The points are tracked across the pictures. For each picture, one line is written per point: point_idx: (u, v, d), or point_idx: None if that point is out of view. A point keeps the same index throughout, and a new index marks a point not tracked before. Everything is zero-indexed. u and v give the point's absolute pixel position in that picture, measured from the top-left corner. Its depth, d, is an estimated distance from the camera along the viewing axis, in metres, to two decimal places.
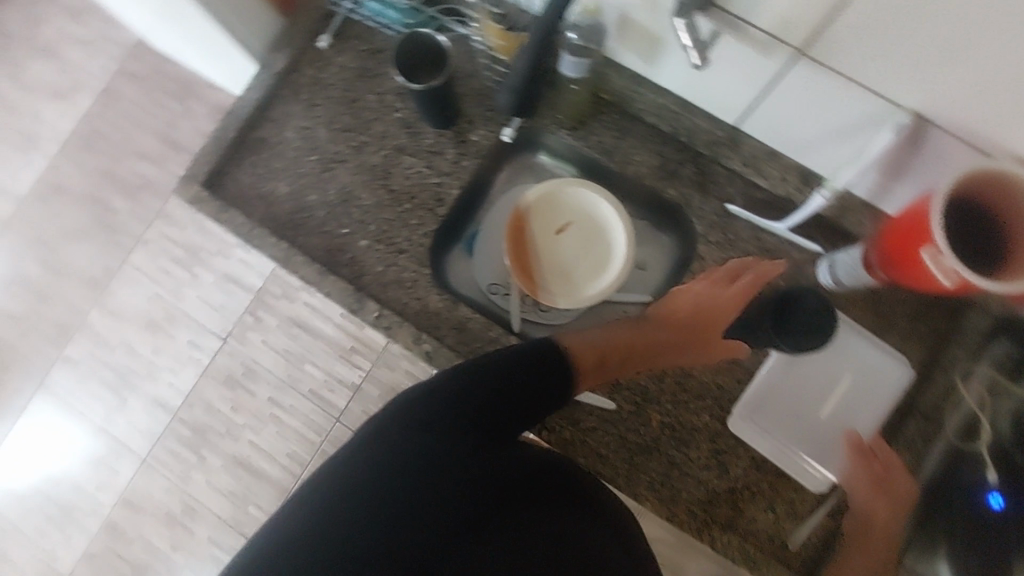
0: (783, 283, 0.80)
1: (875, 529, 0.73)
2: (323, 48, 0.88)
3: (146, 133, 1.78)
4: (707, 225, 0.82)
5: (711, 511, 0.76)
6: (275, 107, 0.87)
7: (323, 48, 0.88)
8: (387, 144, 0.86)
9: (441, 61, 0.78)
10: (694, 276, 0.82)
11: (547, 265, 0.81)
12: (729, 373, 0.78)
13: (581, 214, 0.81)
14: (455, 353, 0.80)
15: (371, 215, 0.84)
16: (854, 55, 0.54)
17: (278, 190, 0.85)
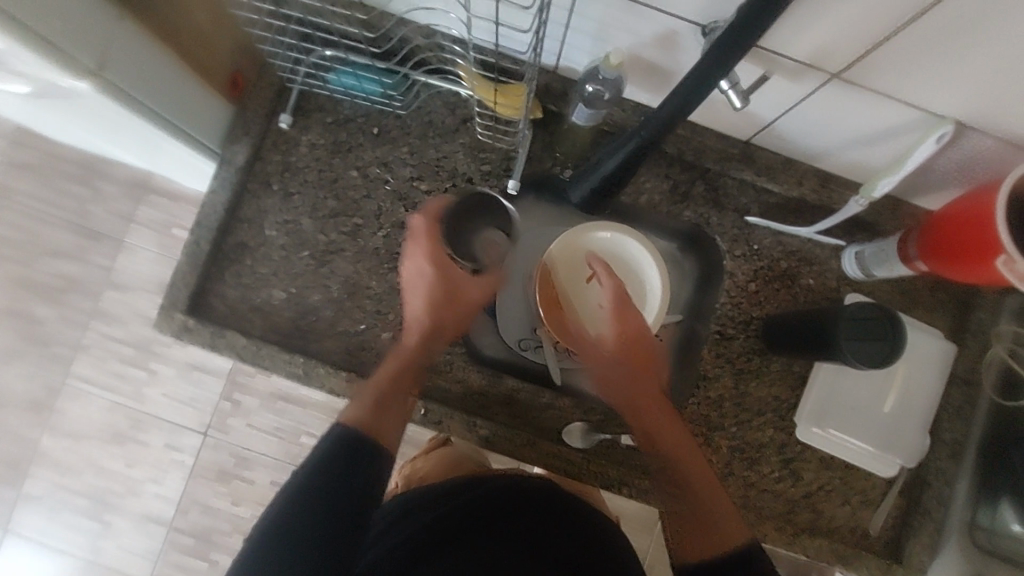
0: (813, 282, 0.80)
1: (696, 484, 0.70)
2: (286, 129, 0.78)
3: (55, 226, 1.56)
4: (729, 239, 0.80)
5: (793, 522, 0.77)
6: (248, 205, 0.78)
7: (285, 129, 0.78)
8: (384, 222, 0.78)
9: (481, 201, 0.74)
10: (729, 293, 0.80)
11: (586, 317, 0.78)
12: (783, 383, 0.79)
13: (608, 256, 0.78)
14: (510, 429, 0.75)
15: (386, 304, 0.78)
16: (889, 79, 0.55)
17: (275, 296, 0.77)
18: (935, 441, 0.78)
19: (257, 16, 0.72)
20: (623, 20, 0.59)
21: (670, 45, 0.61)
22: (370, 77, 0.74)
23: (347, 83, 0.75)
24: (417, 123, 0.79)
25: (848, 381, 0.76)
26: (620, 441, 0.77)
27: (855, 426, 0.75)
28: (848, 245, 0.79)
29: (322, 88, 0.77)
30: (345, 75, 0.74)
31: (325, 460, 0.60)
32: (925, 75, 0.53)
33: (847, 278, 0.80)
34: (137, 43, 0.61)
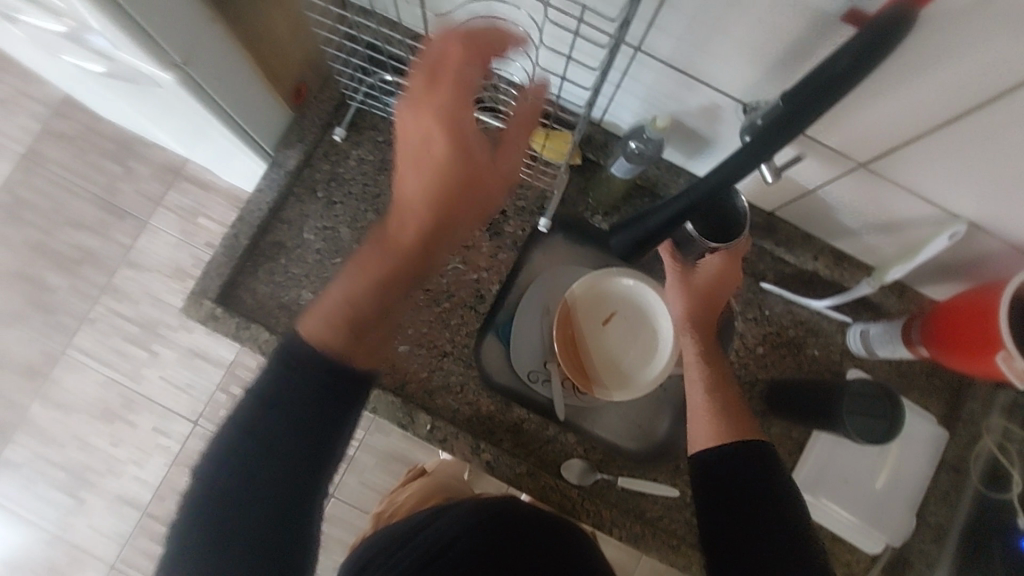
0: (817, 353, 0.83)
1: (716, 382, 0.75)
2: (339, 141, 0.82)
3: (83, 198, 1.60)
4: (743, 302, 0.84)
5: None
6: (291, 207, 0.81)
7: (338, 141, 0.82)
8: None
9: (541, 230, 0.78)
10: (738, 353, 0.83)
11: (598, 357, 0.79)
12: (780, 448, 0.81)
13: (626, 301, 0.80)
14: (513, 457, 0.77)
15: (408, 318, 0.80)
16: (913, 173, 0.59)
17: (303, 297, 0.79)
18: (922, 525, 0.79)
19: (331, 36, 0.77)
20: (673, 89, 0.64)
21: (715, 119, 0.65)
22: None
23: None
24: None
25: (840, 454, 0.78)
26: (616, 484, 0.78)
27: (843, 499, 0.77)
28: (854, 322, 0.83)
29: (381, 109, 0.81)
30: None
31: (282, 400, 0.56)
32: (947, 175, 0.57)
33: (850, 353, 0.83)
34: (224, 51, 0.65)
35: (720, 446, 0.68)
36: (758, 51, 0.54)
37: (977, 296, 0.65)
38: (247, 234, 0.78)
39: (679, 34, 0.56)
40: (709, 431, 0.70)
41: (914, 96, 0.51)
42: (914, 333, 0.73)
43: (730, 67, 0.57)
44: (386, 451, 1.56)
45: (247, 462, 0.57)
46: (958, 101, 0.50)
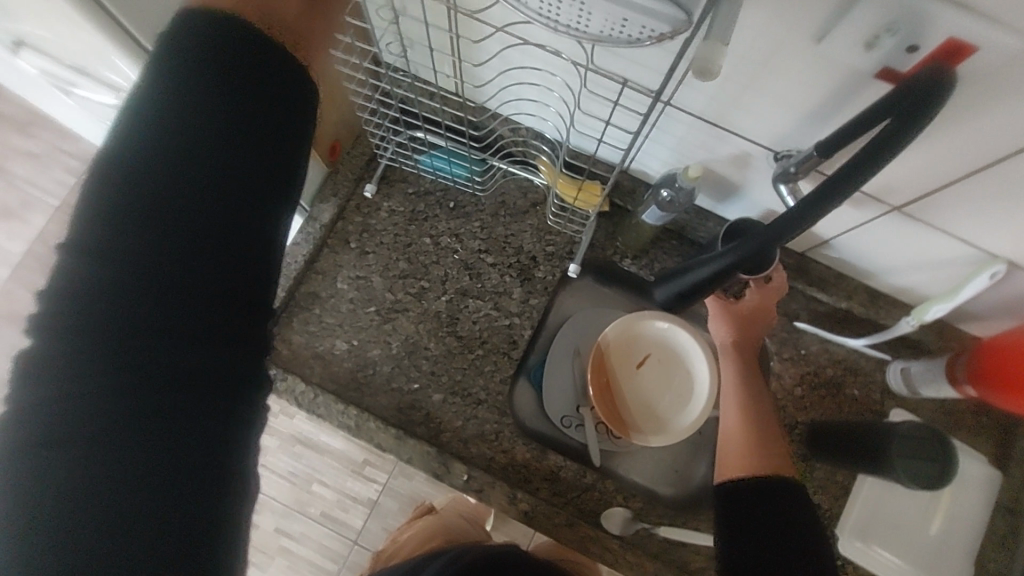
0: (857, 394, 0.82)
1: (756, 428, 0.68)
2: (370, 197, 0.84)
3: None
4: (777, 342, 0.83)
5: None
6: (324, 258, 0.82)
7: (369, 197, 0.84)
8: (450, 288, 0.82)
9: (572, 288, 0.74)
10: (775, 394, 0.82)
11: (633, 402, 0.78)
12: (826, 493, 0.78)
13: (659, 344, 0.80)
14: (550, 507, 0.75)
15: (441, 366, 0.80)
16: (949, 217, 0.59)
17: (337, 346, 0.80)
18: None
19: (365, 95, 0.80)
20: (702, 140, 0.65)
21: (745, 167, 0.66)
22: (459, 161, 0.80)
23: (436, 163, 0.81)
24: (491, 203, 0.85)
25: (890, 498, 0.76)
26: (656, 534, 0.76)
27: (897, 547, 0.74)
28: (893, 361, 0.82)
29: (411, 164, 0.84)
30: (437, 157, 0.80)
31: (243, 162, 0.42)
32: (986, 220, 0.57)
33: (892, 393, 0.82)
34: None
35: (739, 484, 0.61)
36: (791, 105, 0.55)
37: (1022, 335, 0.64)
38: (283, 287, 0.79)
39: (708, 89, 0.57)
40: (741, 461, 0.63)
41: (952, 145, 0.51)
42: (960, 367, 0.71)
43: (762, 120, 0.58)
44: (411, 495, 1.53)
45: (144, 212, 0.39)
46: (996, 150, 0.50)
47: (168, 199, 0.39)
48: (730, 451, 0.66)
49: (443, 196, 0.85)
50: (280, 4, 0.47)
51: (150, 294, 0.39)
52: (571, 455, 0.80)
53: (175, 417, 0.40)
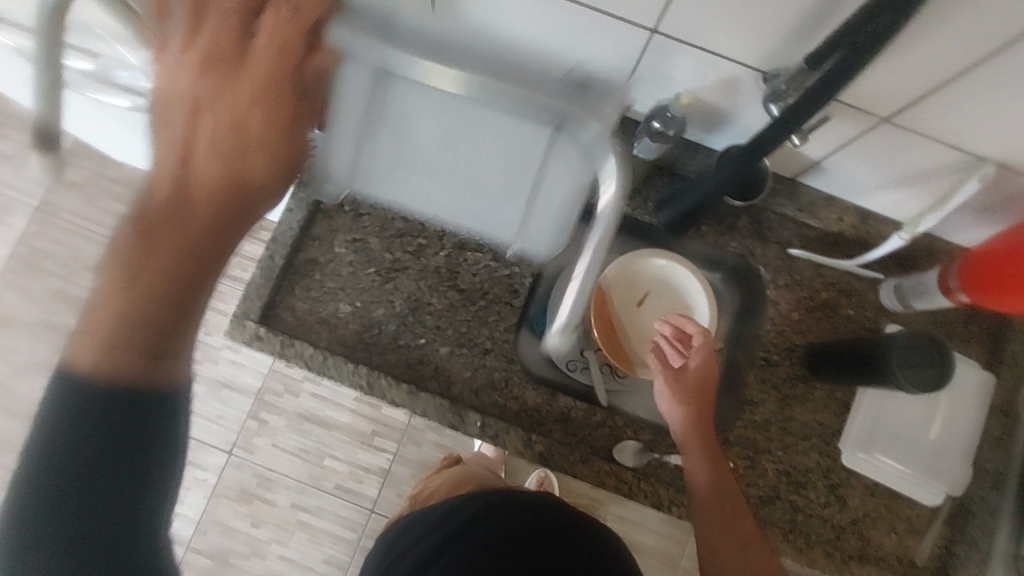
0: (852, 313, 0.84)
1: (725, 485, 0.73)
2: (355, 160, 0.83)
3: (95, 242, 1.61)
4: (773, 270, 0.84)
5: (842, 548, 0.78)
6: (319, 223, 0.82)
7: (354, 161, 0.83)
8: (448, 243, 0.82)
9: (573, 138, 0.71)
10: (774, 321, 0.84)
11: (637, 340, 0.80)
12: (828, 410, 0.81)
13: (657, 281, 0.81)
14: (565, 446, 0.77)
15: (445, 321, 0.80)
16: (936, 122, 0.60)
17: (341, 309, 0.80)
18: (977, 471, 0.80)
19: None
20: (688, 67, 0.66)
21: (732, 91, 0.66)
22: None
23: None
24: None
25: (890, 409, 0.79)
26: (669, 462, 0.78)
27: (898, 453, 0.78)
28: (885, 278, 0.84)
29: None
30: None
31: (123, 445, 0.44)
32: (974, 121, 0.58)
33: (886, 310, 0.84)
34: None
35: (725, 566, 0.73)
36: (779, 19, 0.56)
37: (1003, 240, 0.67)
38: (281, 258, 0.79)
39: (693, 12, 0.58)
40: (728, 547, 0.73)
41: (937, 45, 0.52)
42: (949, 279, 0.74)
43: (747, 40, 0.59)
44: (423, 461, 1.56)
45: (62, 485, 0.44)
46: (983, 46, 0.51)
47: (62, 465, 0.43)
48: (718, 542, 0.73)
49: None
50: (253, 120, 0.45)
51: (74, 502, 0.44)
52: (580, 395, 0.82)
53: (124, 550, 0.46)
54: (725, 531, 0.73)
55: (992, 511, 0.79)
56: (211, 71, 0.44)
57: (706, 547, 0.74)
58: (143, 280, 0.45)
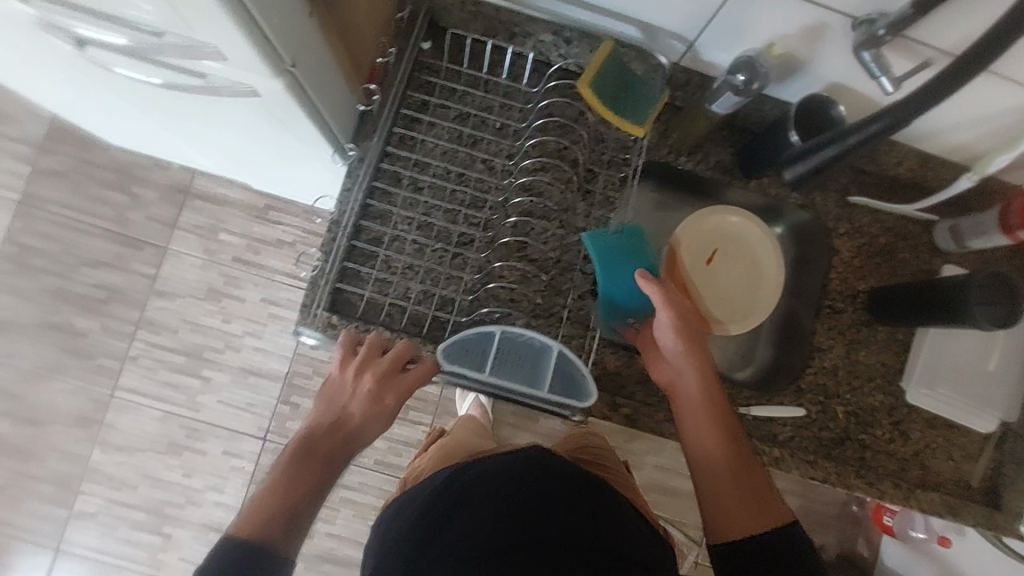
0: (909, 256, 0.86)
1: (711, 448, 0.68)
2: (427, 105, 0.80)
3: (92, 235, 1.52)
4: (833, 218, 0.86)
5: (907, 477, 0.83)
6: (379, 201, 0.79)
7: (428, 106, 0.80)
8: (631, 318, 0.78)
9: (637, 93, 0.76)
10: (836, 269, 0.85)
11: (706, 295, 0.81)
12: (890, 350, 0.85)
13: (725, 237, 0.82)
14: (646, 406, 0.79)
15: (518, 292, 0.79)
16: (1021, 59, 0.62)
17: (411, 290, 0.78)
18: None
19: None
20: (771, 17, 0.64)
21: (823, 40, 0.65)
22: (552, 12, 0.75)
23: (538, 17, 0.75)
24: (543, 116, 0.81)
25: (949, 347, 0.83)
26: (750, 415, 0.80)
27: (959, 386, 0.83)
28: (939, 220, 0.86)
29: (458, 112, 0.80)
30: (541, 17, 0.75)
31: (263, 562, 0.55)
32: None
33: (940, 251, 0.86)
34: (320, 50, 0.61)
35: (738, 518, 0.64)
36: None
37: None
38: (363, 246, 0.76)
39: None
40: (755, 519, 0.64)
41: None
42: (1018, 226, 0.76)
43: None
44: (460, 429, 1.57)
45: None
46: None
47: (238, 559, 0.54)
48: (732, 495, 0.66)
49: (484, 117, 0.81)
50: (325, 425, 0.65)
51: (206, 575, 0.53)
52: None
53: None
54: (724, 470, 0.67)
55: None
56: (382, 382, 0.67)
57: (714, 513, 0.66)
58: (281, 494, 0.60)
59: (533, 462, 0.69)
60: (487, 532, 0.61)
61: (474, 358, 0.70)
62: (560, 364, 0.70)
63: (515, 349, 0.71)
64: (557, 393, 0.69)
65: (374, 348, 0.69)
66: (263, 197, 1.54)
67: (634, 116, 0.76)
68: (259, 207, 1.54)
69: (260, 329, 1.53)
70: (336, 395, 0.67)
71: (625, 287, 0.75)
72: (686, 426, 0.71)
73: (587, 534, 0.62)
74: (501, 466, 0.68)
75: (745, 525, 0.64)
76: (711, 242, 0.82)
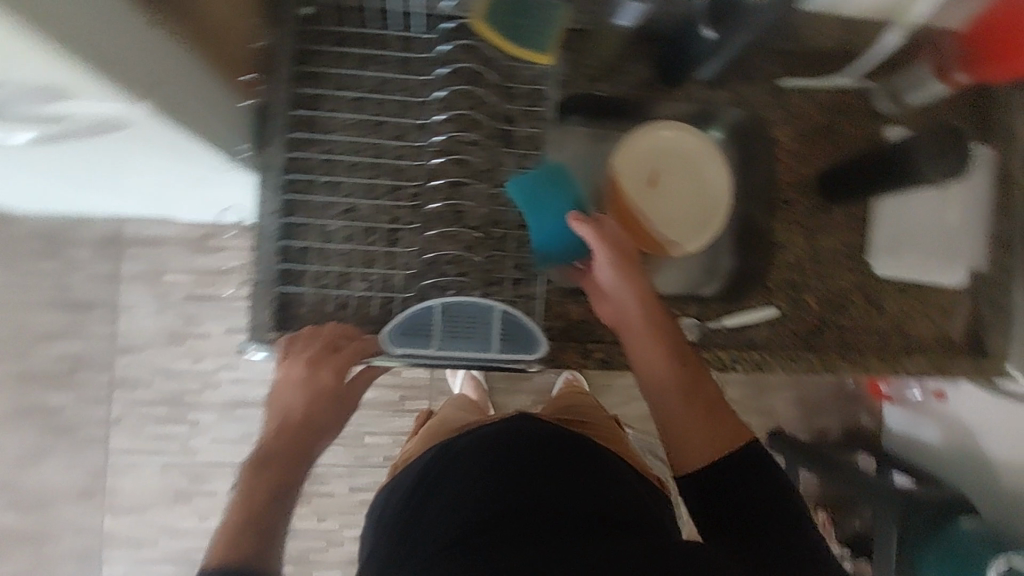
0: (852, 129, 0.83)
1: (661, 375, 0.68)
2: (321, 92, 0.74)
3: (34, 309, 1.45)
4: (767, 109, 0.82)
5: (891, 348, 0.83)
6: (299, 206, 0.74)
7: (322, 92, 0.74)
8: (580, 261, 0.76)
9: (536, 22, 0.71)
10: (781, 160, 0.83)
11: (656, 219, 0.79)
12: (850, 229, 0.83)
13: (663, 156, 0.79)
14: (620, 345, 0.77)
15: (466, 264, 0.76)
16: None
17: (357, 289, 0.74)
18: (991, 242, 0.85)
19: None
20: None
21: None
22: None
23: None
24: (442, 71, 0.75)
25: (906, 212, 0.82)
26: (722, 327, 0.80)
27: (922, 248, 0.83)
28: (873, 85, 0.83)
29: (356, 91, 0.74)
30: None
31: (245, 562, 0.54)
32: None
33: (881, 116, 0.84)
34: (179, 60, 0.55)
35: (703, 450, 0.64)
36: None
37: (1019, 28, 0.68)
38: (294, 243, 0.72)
39: None
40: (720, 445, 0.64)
41: None
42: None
43: None
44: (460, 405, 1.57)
45: None
46: None
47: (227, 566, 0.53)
48: (694, 423, 0.65)
49: (386, 89, 0.75)
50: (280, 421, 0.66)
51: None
52: None
53: None
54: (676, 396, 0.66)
55: (1009, 274, 0.85)
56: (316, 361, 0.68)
57: (679, 443, 0.65)
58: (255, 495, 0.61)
59: (510, 432, 0.69)
60: (472, 504, 0.61)
61: (419, 336, 0.65)
62: (506, 318, 0.66)
63: (460, 314, 0.66)
64: (508, 349, 0.66)
65: (301, 336, 0.69)
66: (199, 226, 1.47)
67: (537, 39, 0.70)
68: (199, 237, 1.47)
69: (235, 360, 1.48)
70: (281, 391, 0.68)
71: (559, 226, 0.73)
72: (635, 360, 0.69)
73: (578, 486, 0.63)
74: (477, 439, 0.69)
75: (710, 455, 0.64)
76: (647, 167, 0.78)
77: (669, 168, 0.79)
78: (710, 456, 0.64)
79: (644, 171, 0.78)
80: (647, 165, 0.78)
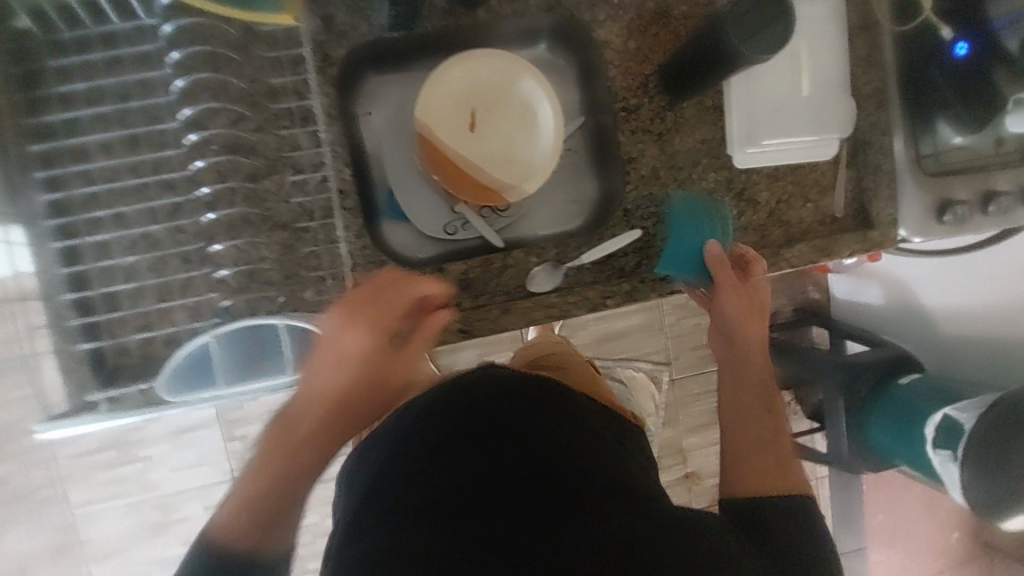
0: (687, 7, 0.73)
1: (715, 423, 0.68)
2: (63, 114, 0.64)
3: None
4: (587, 8, 0.72)
5: (768, 242, 0.78)
6: (84, 248, 0.66)
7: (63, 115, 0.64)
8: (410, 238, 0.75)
9: None
10: (614, 64, 0.73)
11: (485, 164, 0.71)
12: (705, 124, 0.75)
13: (474, 93, 0.70)
14: (478, 310, 0.72)
15: (288, 265, 0.68)
16: None
17: (178, 319, 0.67)
18: (861, 99, 0.77)
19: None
20: None
21: None
22: None
23: None
24: (181, 54, 0.62)
25: (763, 86, 0.71)
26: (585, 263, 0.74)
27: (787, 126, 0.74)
28: None
29: (105, 103, 0.65)
30: None
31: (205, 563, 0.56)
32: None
33: None
34: None
35: (754, 498, 0.64)
36: None
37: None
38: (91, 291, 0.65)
39: None
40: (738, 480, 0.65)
41: None
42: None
43: None
44: None
45: None
46: None
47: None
48: (750, 470, 0.67)
49: (137, 93, 0.65)
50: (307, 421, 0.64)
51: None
52: (473, 252, 0.78)
53: None
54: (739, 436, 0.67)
55: (887, 130, 0.78)
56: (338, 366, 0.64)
57: (735, 470, 0.67)
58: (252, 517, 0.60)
59: (492, 401, 0.56)
60: (454, 481, 0.50)
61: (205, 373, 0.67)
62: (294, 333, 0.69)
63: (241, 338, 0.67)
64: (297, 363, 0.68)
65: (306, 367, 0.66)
66: None
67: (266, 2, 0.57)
68: None
69: None
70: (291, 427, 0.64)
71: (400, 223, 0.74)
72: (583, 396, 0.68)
73: (554, 453, 0.52)
74: (441, 396, 0.57)
75: (788, 496, 0.64)
76: (455, 101, 0.70)
77: (478, 97, 0.70)
78: (781, 504, 0.62)
79: (453, 108, 0.70)
80: (456, 100, 0.70)
